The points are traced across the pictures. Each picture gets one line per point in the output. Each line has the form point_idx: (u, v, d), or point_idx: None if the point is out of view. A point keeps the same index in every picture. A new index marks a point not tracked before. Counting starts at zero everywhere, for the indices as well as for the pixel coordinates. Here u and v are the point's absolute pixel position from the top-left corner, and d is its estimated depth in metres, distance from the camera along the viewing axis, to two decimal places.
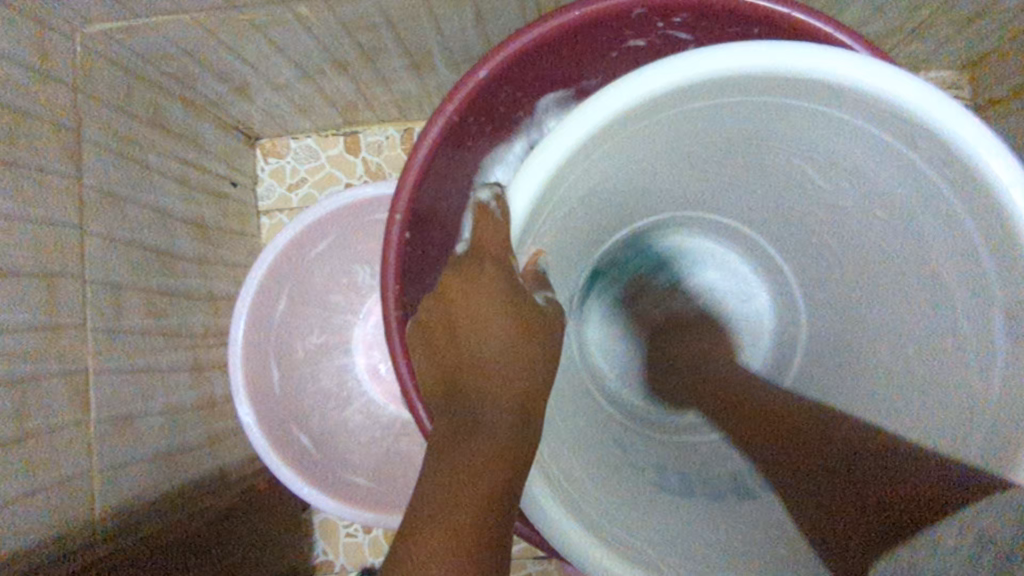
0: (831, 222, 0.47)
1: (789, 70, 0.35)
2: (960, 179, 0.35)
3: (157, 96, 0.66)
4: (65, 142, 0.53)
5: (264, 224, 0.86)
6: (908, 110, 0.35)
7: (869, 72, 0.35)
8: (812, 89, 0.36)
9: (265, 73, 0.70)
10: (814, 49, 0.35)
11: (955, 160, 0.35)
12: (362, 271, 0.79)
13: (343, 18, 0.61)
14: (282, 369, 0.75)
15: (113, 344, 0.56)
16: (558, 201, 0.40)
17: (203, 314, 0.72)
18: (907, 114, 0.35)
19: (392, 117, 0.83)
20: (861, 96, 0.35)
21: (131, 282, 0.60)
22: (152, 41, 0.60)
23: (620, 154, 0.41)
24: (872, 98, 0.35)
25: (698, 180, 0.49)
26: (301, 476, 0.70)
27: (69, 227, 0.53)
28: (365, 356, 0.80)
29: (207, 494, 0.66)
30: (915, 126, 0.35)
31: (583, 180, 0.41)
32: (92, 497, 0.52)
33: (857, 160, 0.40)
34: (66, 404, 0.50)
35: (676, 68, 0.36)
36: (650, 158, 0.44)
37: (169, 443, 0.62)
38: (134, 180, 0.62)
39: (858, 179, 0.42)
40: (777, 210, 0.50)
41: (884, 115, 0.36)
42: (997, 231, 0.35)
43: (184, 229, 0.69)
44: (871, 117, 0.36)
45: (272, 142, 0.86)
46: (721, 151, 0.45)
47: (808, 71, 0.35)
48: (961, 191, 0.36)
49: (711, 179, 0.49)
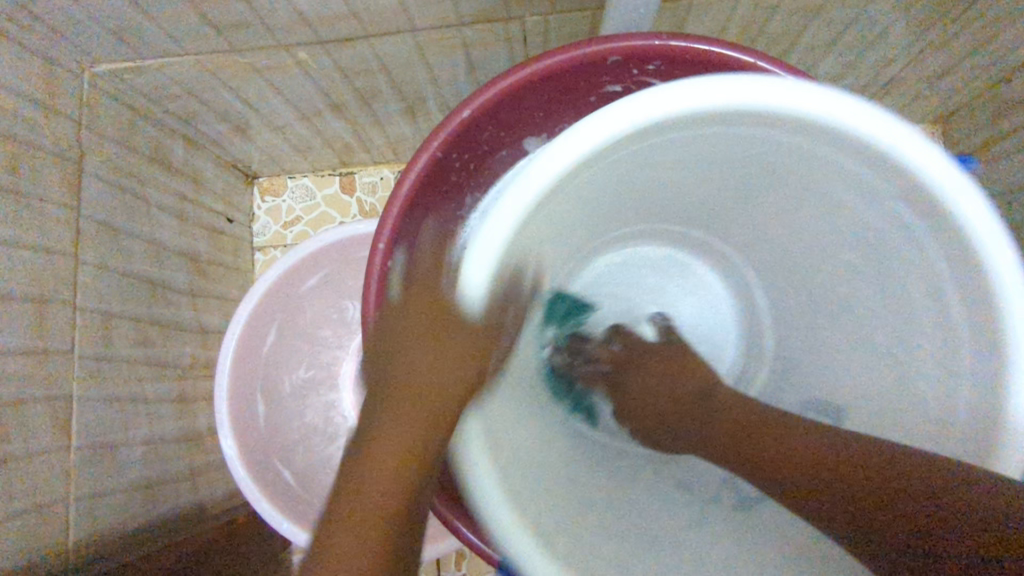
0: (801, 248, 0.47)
1: (809, 116, 0.35)
2: (956, 255, 0.36)
3: (159, 132, 0.68)
4: (66, 174, 0.54)
5: (258, 260, 0.88)
6: (921, 176, 0.35)
7: (863, 115, 0.35)
8: (833, 138, 0.36)
9: (265, 115, 0.71)
10: (842, 100, 0.35)
11: (958, 238, 0.35)
12: (351, 307, 0.81)
13: (340, 64, 0.62)
14: (266, 403, 0.76)
15: (101, 377, 0.57)
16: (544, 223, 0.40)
17: (192, 347, 0.73)
18: (919, 179, 0.35)
19: (387, 160, 0.86)
20: (877, 154, 0.35)
21: (123, 312, 0.61)
22: (158, 82, 0.62)
23: (612, 174, 0.41)
24: (891, 158, 0.35)
25: (691, 199, 0.49)
26: (280, 511, 0.69)
27: (64, 253, 0.54)
28: (353, 393, 0.81)
29: (185, 527, 0.66)
30: (924, 192, 0.35)
31: (564, 205, 0.41)
32: (67, 526, 0.52)
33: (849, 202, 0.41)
34: (50, 437, 0.51)
35: (694, 97, 0.35)
36: (639, 178, 0.44)
37: (149, 475, 0.63)
38: (132, 211, 0.63)
39: (836, 214, 0.43)
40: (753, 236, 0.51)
41: (895, 175, 0.36)
42: (987, 316, 0.35)
43: (179, 265, 0.71)
44: (882, 174, 0.37)
45: (270, 181, 0.88)
46: (714, 174, 0.45)
47: (791, 108, 0.35)
48: (955, 267, 0.36)
49: (704, 201, 0.49)
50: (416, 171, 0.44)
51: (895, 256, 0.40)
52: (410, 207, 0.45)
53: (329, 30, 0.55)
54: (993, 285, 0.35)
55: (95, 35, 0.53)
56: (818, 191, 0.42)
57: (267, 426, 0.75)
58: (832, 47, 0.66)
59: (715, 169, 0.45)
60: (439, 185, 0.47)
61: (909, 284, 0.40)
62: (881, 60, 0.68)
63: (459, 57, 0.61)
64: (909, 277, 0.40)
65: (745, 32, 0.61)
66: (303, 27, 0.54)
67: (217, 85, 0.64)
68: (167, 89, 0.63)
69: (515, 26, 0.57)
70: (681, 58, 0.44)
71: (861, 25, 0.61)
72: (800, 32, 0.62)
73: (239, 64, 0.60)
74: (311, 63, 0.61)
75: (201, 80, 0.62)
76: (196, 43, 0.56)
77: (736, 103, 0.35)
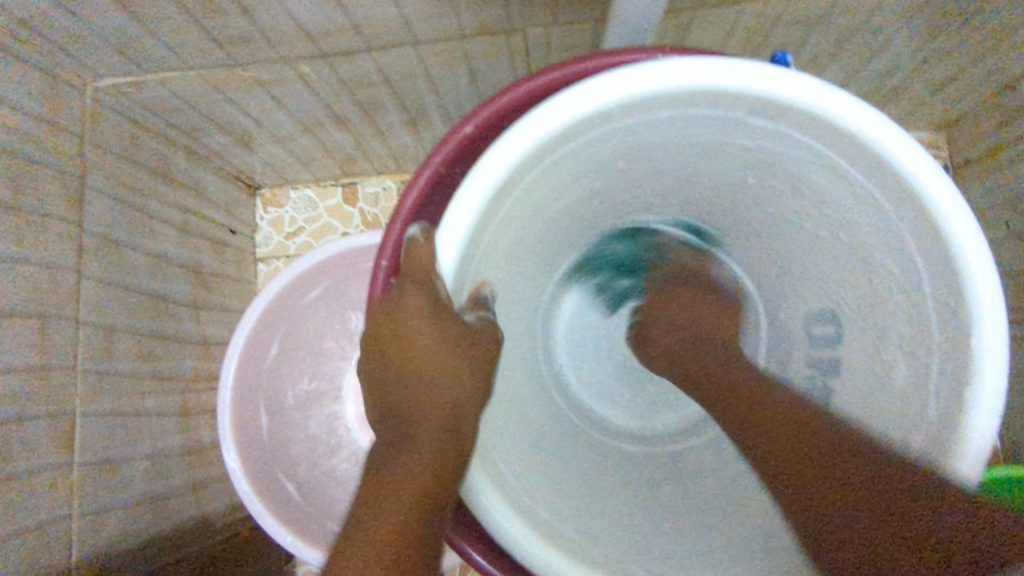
0: (767, 221, 0.49)
1: (756, 93, 0.37)
2: (925, 237, 0.37)
3: (162, 145, 0.68)
4: (68, 188, 0.54)
5: (261, 271, 0.88)
6: (875, 148, 0.37)
7: (804, 88, 0.37)
8: (784, 113, 0.38)
9: (267, 127, 0.71)
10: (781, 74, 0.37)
11: (921, 214, 0.37)
12: (356, 318, 0.79)
13: (343, 77, 0.62)
14: (270, 416, 0.76)
15: (103, 392, 0.57)
16: (505, 218, 0.41)
17: (195, 359, 0.73)
18: (874, 151, 0.37)
19: (390, 170, 0.86)
20: (829, 126, 0.37)
21: (126, 326, 0.61)
22: (160, 96, 0.62)
23: (562, 171, 0.43)
24: (840, 130, 0.37)
25: (648, 190, 0.50)
26: (284, 525, 0.70)
27: (67, 269, 0.54)
28: (355, 404, 0.79)
29: (190, 540, 0.66)
30: (879, 163, 0.37)
31: (522, 205, 0.43)
32: (70, 543, 0.52)
33: (804, 176, 0.43)
34: (53, 453, 0.51)
35: (613, 86, 0.37)
36: (594, 171, 0.45)
37: (152, 489, 0.63)
38: (136, 226, 0.63)
39: (796, 188, 0.44)
40: (717, 211, 0.52)
41: (848, 148, 0.38)
42: (953, 305, 0.37)
43: (182, 278, 0.71)
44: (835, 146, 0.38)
45: (273, 192, 0.88)
46: (674, 160, 0.46)
47: (734, 86, 0.37)
48: (934, 264, 0.37)
49: (663, 189, 0.50)
50: (420, 185, 0.43)
51: (861, 232, 0.42)
52: (414, 223, 0.44)
53: (331, 43, 0.55)
54: (958, 265, 0.36)
55: (98, 50, 0.53)
56: (793, 177, 0.43)
57: (269, 438, 0.75)
58: (836, 57, 0.65)
59: (670, 160, 0.46)
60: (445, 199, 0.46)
61: (880, 254, 0.41)
62: (886, 68, 0.68)
63: (461, 69, 0.61)
64: (882, 261, 0.41)
65: (749, 42, 0.61)
66: (306, 41, 0.54)
67: (220, 98, 0.64)
68: (170, 103, 0.63)
69: (517, 38, 0.57)
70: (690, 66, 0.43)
71: (865, 35, 0.61)
72: (803, 43, 0.62)
73: (241, 77, 0.60)
74: (314, 76, 0.61)
75: (204, 94, 0.62)
76: (198, 57, 0.56)
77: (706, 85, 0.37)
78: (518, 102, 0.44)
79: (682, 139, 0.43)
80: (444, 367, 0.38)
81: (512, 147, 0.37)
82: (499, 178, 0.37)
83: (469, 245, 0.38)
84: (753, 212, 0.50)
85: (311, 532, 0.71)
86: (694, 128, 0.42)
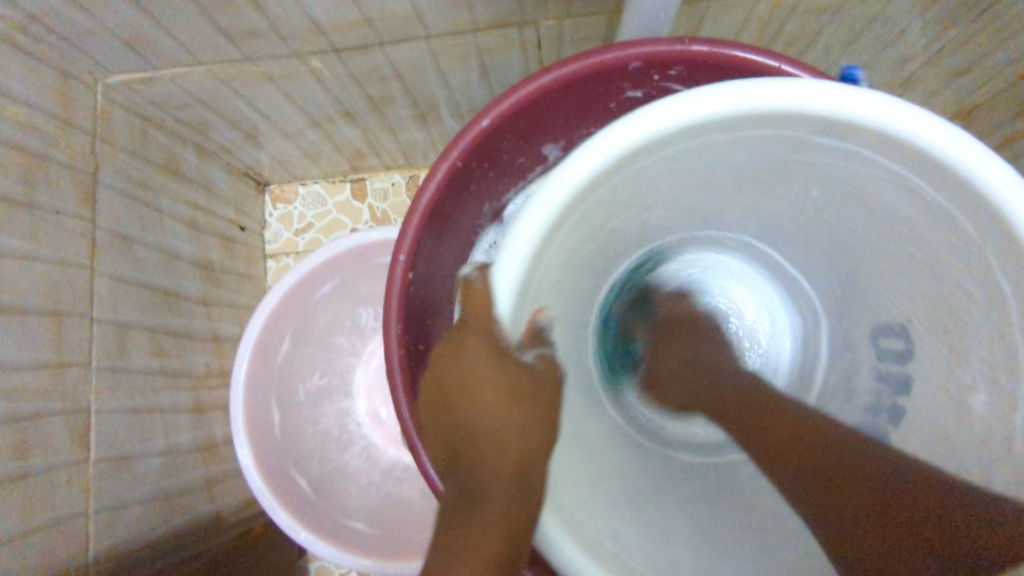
0: (834, 246, 0.44)
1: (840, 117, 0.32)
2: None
3: (172, 141, 0.68)
4: (80, 185, 0.54)
5: (270, 267, 0.88)
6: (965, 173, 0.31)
7: (893, 113, 0.32)
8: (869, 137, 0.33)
9: (276, 122, 0.71)
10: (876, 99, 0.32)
11: (1020, 249, 0.31)
12: (366, 314, 0.81)
13: (353, 71, 0.61)
14: (282, 411, 0.75)
15: (117, 388, 0.57)
16: (552, 257, 0.36)
17: (207, 356, 0.73)
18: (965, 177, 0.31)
19: (398, 166, 0.85)
20: (922, 155, 0.32)
21: (139, 322, 0.61)
22: (170, 92, 0.61)
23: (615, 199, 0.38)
24: (932, 158, 0.32)
25: (696, 213, 0.46)
26: (299, 520, 0.69)
27: (80, 266, 0.54)
28: (366, 400, 0.82)
29: (203, 537, 0.67)
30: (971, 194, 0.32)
31: (573, 237, 0.37)
32: (86, 538, 0.52)
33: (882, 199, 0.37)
34: (69, 450, 0.51)
35: (677, 109, 0.33)
36: (647, 196, 0.40)
37: (166, 485, 0.63)
38: (147, 223, 0.63)
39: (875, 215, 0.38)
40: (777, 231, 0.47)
41: (940, 175, 0.32)
42: (1018, 360, 0.33)
43: (192, 275, 0.71)
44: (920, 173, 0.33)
45: (281, 188, 0.88)
46: (734, 180, 0.41)
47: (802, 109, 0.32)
48: (1000, 305, 0.33)
49: (721, 207, 0.46)
50: (436, 182, 0.44)
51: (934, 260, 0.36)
52: (429, 218, 0.45)
53: (342, 38, 0.55)
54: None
55: (108, 47, 0.53)
56: (868, 200, 0.38)
57: (283, 434, 0.75)
58: (849, 47, 0.65)
59: (735, 176, 0.41)
60: (459, 192, 0.47)
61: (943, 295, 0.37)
62: (901, 57, 0.67)
63: (472, 63, 0.61)
64: (956, 299, 0.36)
65: (762, 32, 0.60)
66: (316, 34, 0.54)
67: (229, 94, 0.63)
68: (180, 99, 0.63)
69: (529, 31, 0.56)
70: (705, 61, 0.43)
71: (879, 26, 0.61)
72: (815, 34, 0.61)
73: (252, 72, 0.60)
74: (324, 70, 0.60)
75: (214, 89, 0.62)
76: (208, 52, 0.56)
77: (774, 107, 0.33)
78: (535, 95, 0.43)
79: (745, 159, 0.38)
80: (506, 397, 0.35)
81: (570, 174, 0.33)
82: (552, 213, 0.33)
83: (519, 292, 0.33)
84: (821, 237, 0.44)
85: (324, 527, 0.71)
86: (762, 147, 0.37)
